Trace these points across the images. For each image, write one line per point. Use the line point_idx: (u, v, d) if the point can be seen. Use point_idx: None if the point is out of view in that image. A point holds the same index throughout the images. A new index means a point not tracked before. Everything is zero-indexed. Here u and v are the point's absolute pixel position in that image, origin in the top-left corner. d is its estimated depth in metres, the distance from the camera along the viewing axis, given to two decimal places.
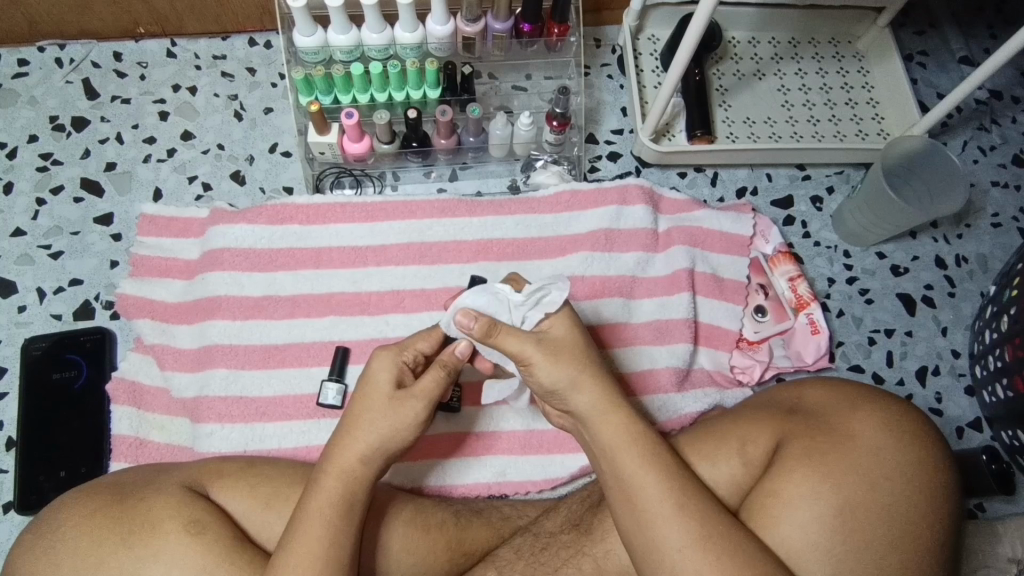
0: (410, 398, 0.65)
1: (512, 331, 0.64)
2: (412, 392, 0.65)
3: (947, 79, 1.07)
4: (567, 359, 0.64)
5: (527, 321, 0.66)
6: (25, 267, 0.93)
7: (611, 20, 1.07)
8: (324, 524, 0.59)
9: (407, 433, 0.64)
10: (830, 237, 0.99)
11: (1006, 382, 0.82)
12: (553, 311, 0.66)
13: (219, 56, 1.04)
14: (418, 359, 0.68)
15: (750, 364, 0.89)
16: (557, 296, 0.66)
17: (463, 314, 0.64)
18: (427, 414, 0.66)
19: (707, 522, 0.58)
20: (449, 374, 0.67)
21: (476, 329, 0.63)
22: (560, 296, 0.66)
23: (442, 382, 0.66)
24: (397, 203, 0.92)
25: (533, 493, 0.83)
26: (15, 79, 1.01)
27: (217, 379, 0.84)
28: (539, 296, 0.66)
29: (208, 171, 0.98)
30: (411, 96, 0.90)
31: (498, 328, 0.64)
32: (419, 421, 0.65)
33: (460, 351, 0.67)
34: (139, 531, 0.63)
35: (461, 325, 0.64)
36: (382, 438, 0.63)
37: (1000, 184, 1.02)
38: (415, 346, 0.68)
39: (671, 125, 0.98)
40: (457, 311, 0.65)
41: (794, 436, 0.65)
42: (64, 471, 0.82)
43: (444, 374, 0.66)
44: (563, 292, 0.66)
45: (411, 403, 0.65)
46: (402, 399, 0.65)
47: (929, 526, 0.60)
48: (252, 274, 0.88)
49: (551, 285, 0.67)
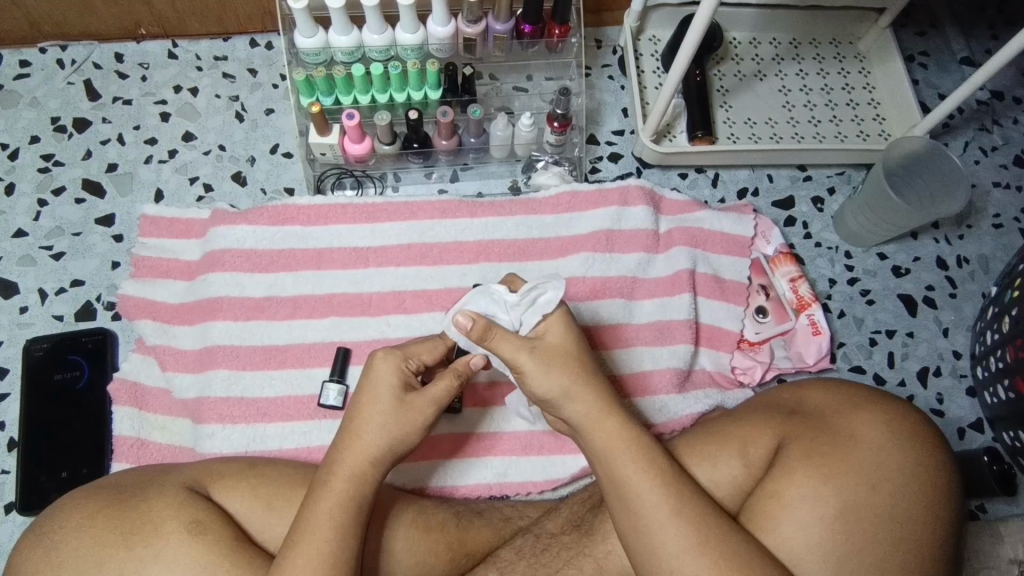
0: (420, 402, 0.66)
1: (508, 336, 0.64)
2: (422, 397, 0.66)
3: (949, 80, 1.07)
4: (558, 369, 0.64)
5: (523, 325, 0.66)
6: (27, 267, 0.93)
7: (612, 21, 1.08)
8: (332, 524, 0.59)
9: (414, 436, 0.65)
10: (831, 238, 0.99)
11: (1007, 383, 0.82)
12: (549, 311, 0.65)
13: (221, 57, 1.04)
14: (421, 366, 0.69)
15: (751, 365, 0.89)
16: (552, 294, 0.65)
17: (461, 315, 0.63)
18: (436, 416, 0.67)
19: (705, 526, 0.57)
20: (461, 382, 0.68)
21: (474, 330, 0.63)
22: (555, 295, 0.65)
23: (454, 385, 0.68)
24: (399, 204, 0.92)
25: (535, 493, 0.83)
26: (17, 80, 1.01)
27: (218, 380, 0.84)
28: (534, 297, 0.66)
29: (209, 172, 0.98)
30: (412, 96, 0.90)
31: (493, 330, 0.63)
32: (427, 424, 0.66)
33: (476, 363, 0.68)
34: (141, 532, 0.63)
35: (459, 325, 0.63)
36: (392, 440, 0.64)
37: (1002, 185, 1.02)
38: (419, 355, 0.68)
39: (672, 126, 0.98)
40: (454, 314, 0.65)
41: (794, 438, 0.65)
42: (67, 471, 0.82)
43: (455, 380, 0.67)
44: (558, 290, 0.66)
45: (421, 406, 0.66)
46: (412, 402, 0.65)
47: (930, 527, 0.60)
48: (254, 274, 0.88)
49: (546, 286, 0.66)
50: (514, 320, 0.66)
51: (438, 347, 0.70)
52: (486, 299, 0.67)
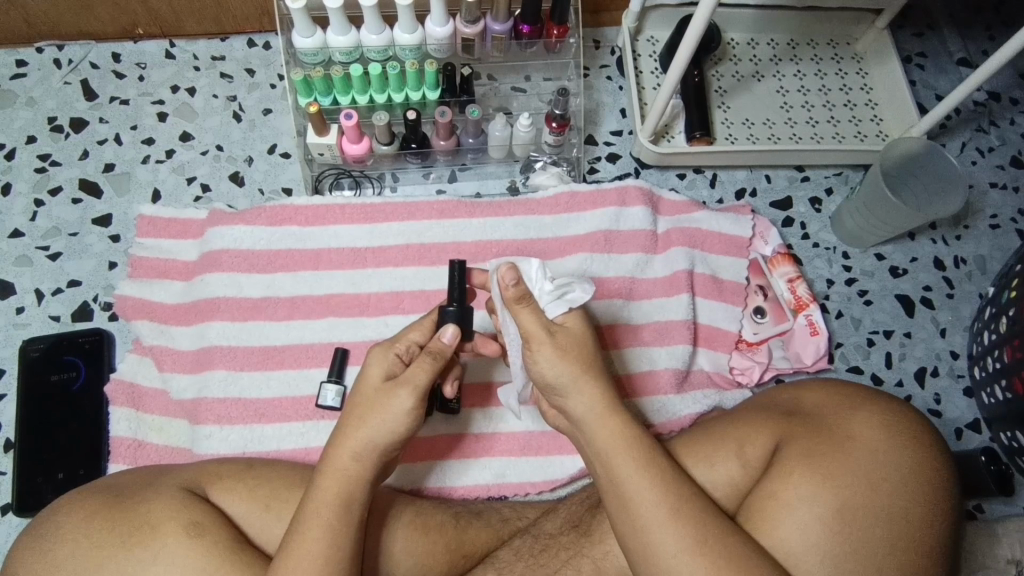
0: (401, 388, 0.63)
1: (532, 309, 0.64)
2: (400, 382, 0.64)
3: (946, 81, 1.07)
4: (573, 358, 0.63)
5: (546, 308, 0.66)
6: (24, 268, 0.93)
7: (610, 22, 1.08)
8: (322, 524, 0.59)
9: (401, 423, 0.63)
10: (830, 239, 0.99)
11: (1005, 383, 0.82)
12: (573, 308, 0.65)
13: (219, 57, 1.04)
14: (413, 349, 0.67)
15: (750, 365, 0.89)
16: (579, 295, 0.65)
17: (506, 270, 0.63)
18: (415, 405, 0.63)
19: (702, 526, 0.58)
20: (438, 361, 0.65)
21: (511, 291, 0.62)
22: (582, 296, 0.65)
23: (433, 371, 0.64)
24: (397, 205, 0.92)
25: (533, 494, 0.83)
26: (13, 80, 1.01)
27: (216, 381, 0.84)
28: (566, 291, 0.66)
29: (207, 172, 0.98)
30: (411, 97, 0.90)
31: (527, 300, 0.63)
32: (406, 412, 0.63)
33: (447, 337, 0.65)
34: (139, 533, 0.63)
35: (501, 278, 0.63)
36: (372, 432, 0.62)
37: (999, 186, 1.02)
38: (406, 337, 0.67)
39: (670, 127, 0.98)
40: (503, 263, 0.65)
41: (793, 437, 0.65)
42: (63, 473, 0.82)
43: (433, 361, 0.65)
44: (586, 293, 0.66)
45: (400, 392, 0.63)
46: (393, 388, 0.64)
47: (927, 529, 0.60)
48: (251, 275, 0.88)
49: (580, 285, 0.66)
50: (542, 299, 0.66)
51: (430, 324, 0.69)
52: (535, 268, 0.67)
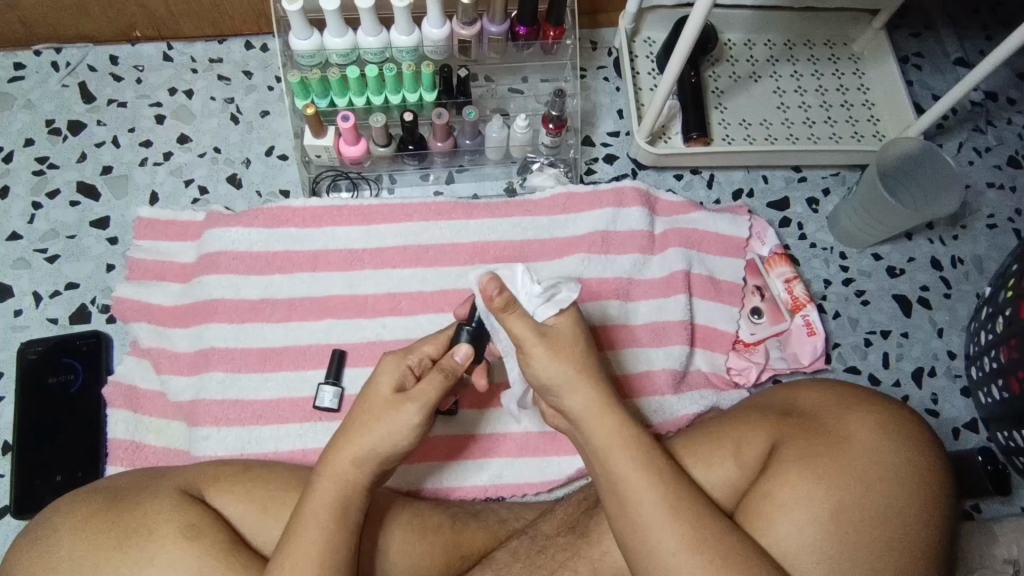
0: (409, 402, 0.64)
1: (523, 316, 0.63)
2: (411, 396, 0.64)
3: (943, 81, 1.08)
4: (564, 360, 0.64)
5: (536, 313, 0.66)
6: (22, 271, 0.93)
7: (607, 22, 1.08)
8: (317, 527, 0.59)
9: (405, 436, 0.63)
10: (827, 239, 0.99)
11: (1001, 383, 0.83)
12: (563, 308, 0.66)
13: (217, 59, 1.04)
14: (424, 362, 0.68)
15: (747, 366, 0.89)
16: (568, 294, 0.66)
17: (488, 281, 0.62)
18: (422, 421, 0.64)
19: (701, 525, 0.58)
20: (450, 378, 0.65)
21: (496, 301, 0.62)
22: (571, 294, 0.66)
23: (443, 389, 0.65)
24: (395, 206, 0.92)
25: (530, 496, 0.84)
26: (11, 83, 1.01)
27: (214, 382, 0.84)
28: (553, 292, 0.66)
29: (205, 174, 0.98)
30: (408, 98, 0.91)
31: (512, 309, 0.63)
32: (412, 428, 0.63)
33: (460, 356, 0.66)
34: (137, 535, 0.63)
35: (483, 291, 0.62)
36: (378, 441, 0.63)
37: (996, 185, 1.02)
38: (421, 349, 0.67)
39: (667, 128, 0.99)
40: (483, 276, 0.64)
41: (789, 436, 0.65)
42: (61, 475, 0.82)
43: (444, 379, 0.65)
44: (574, 291, 0.66)
45: (407, 407, 0.63)
46: (402, 401, 0.64)
47: (924, 529, 0.60)
48: (249, 277, 0.88)
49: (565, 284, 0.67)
50: (530, 303, 0.66)
51: (442, 338, 0.69)
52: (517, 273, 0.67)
